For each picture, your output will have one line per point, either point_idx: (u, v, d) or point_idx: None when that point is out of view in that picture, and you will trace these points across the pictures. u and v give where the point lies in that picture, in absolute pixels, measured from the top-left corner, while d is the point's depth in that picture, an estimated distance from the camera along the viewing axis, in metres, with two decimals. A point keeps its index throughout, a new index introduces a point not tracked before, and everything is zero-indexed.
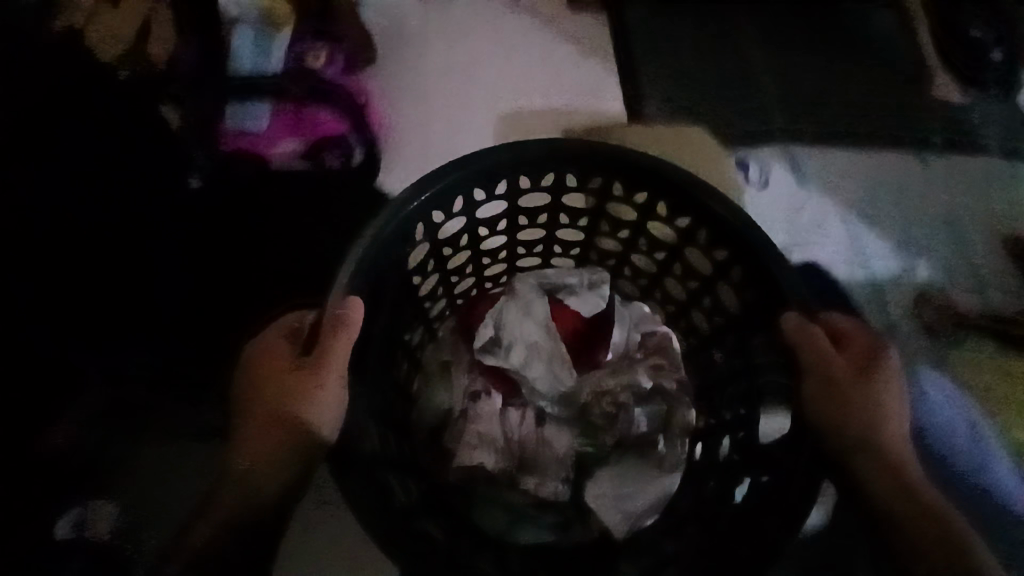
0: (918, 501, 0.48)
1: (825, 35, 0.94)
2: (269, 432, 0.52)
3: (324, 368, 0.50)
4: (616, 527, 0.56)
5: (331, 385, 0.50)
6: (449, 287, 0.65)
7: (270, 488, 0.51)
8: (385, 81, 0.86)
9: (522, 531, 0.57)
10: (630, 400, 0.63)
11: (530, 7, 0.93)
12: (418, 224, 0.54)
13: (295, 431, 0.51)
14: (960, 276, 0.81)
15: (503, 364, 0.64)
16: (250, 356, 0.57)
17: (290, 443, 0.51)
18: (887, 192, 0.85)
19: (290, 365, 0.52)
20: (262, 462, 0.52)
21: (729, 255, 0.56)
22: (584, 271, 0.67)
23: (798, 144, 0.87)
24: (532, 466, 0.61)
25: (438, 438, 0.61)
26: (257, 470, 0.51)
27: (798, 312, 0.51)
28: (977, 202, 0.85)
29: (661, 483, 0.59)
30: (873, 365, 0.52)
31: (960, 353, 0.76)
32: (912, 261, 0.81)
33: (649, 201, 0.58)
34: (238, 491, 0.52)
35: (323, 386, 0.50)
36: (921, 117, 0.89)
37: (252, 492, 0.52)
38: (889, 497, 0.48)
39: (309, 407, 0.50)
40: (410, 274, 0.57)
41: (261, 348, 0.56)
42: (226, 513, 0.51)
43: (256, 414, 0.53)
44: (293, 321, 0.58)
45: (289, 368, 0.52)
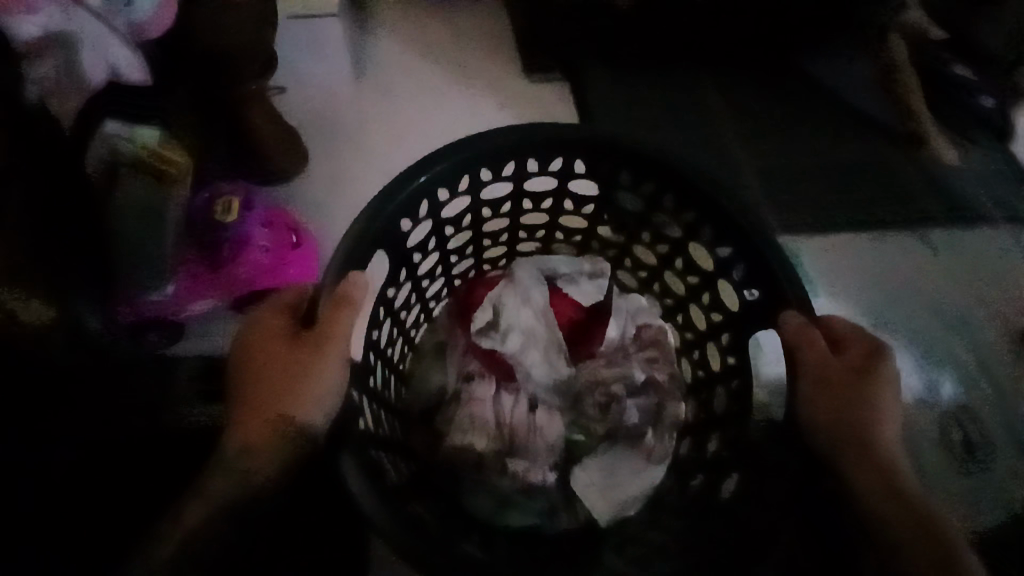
0: (910, 509, 0.47)
1: (809, 80, 0.96)
2: (264, 413, 0.46)
3: (325, 345, 0.46)
4: (602, 514, 0.59)
5: (332, 364, 0.46)
6: (448, 267, 0.67)
7: (268, 473, 0.45)
8: (311, 188, 0.83)
9: (510, 515, 0.59)
10: (622, 391, 0.65)
11: (465, 83, 0.92)
12: (425, 200, 0.55)
13: (294, 411, 0.46)
14: (977, 385, 0.78)
15: (499, 349, 0.64)
16: (241, 335, 0.50)
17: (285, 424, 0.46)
18: (897, 297, 0.83)
19: (293, 339, 0.47)
20: (256, 444, 0.45)
21: (732, 253, 0.57)
22: (586, 260, 0.70)
23: (799, 244, 0.85)
24: (521, 451, 0.61)
25: (431, 419, 0.63)
26: (251, 454, 0.45)
27: (799, 312, 0.52)
28: (983, 302, 0.84)
29: (647, 475, 0.62)
30: (873, 366, 0.51)
31: (986, 472, 0.73)
32: (931, 375, 0.79)
33: (656, 195, 0.59)
34: (231, 479, 0.45)
35: (324, 363, 0.46)
36: (912, 202, 0.88)
37: (249, 480, 0.45)
38: (882, 503, 0.47)
39: (308, 386, 0.45)
40: (409, 253, 0.59)
41: (253, 327, 0.49)
42: (214, 506, 0.44)
43: (248, 394, 0.47)
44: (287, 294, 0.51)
45: (287, 346, 0.47)
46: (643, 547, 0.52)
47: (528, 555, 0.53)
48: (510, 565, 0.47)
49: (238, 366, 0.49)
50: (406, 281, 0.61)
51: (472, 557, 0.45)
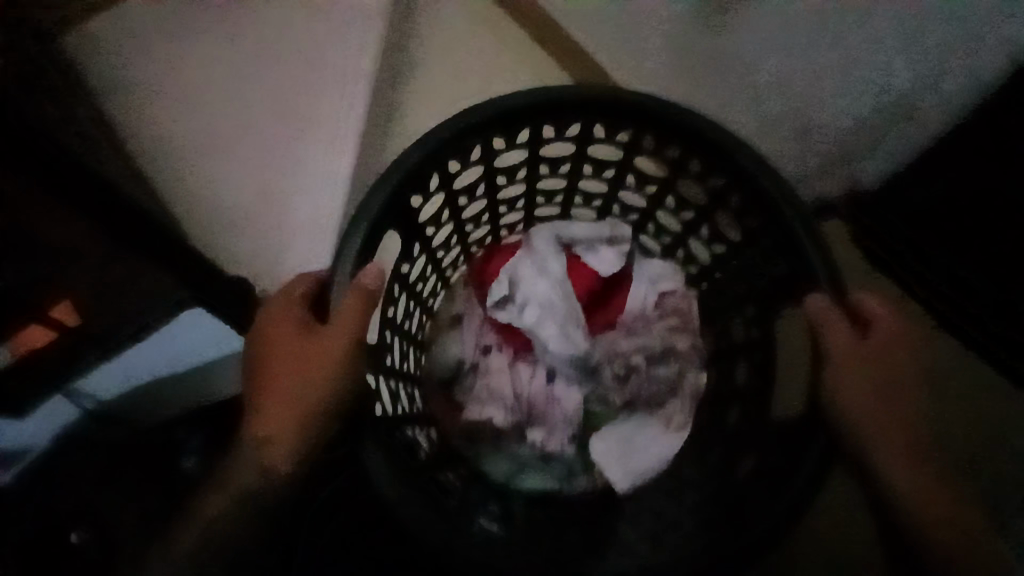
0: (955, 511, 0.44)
1: None
2: (274, 409, 0.46)
3: (330, 341, 0.45)
4: (619, 482, 0.61)
5: (333, 361, 0.45)
6: (465, 236, 0.65)
7: (284, 469, 0.46)
8: None
9: (524, 479, 0.62)
10: (642, 362, 0.65)
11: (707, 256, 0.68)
12: (437, 172, 0.54)
13: (303, 407, 0.46)
14: None
15: (517, 321, 0.64)
16: (251, 324, 0.49)
17: (300, 418, 0.46)
18: None
19: (309, 329, 0.46)
20: (270, 438, 0.46)
21: (760, 224, 0.54)
22: (607, 225, 0.68)
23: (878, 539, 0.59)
24: (540, 421, 0.63)
25: (451, 390, 0.64)
26: (266, 451, 0.46)
27: (828, 293, 0.48)
28: None
29: (667, 442, 0.63)
30: (897, 355, 0.48)
31: None
32: None
33: (681, 159, 0.57)
34: (249, 476, 0.46)
35: (328, 359, 0.45)
36: None
37: (262, 475, 0.46)
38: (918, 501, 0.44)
39: (313, 380, 0.45)
40: (423, 227, 0.58)
41: (263, 315, 0.48)
42: (241, 494, 0.46)
43: (259, 387, 0.47)
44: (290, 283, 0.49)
45: (295, 340, 0.47)
46: (657, 520, 0.55)
47: (546, 530, 0.54)
48: (528, 544, 0.48)
49: (251, 356, 0.48)
50: (421, 255, 0.61)
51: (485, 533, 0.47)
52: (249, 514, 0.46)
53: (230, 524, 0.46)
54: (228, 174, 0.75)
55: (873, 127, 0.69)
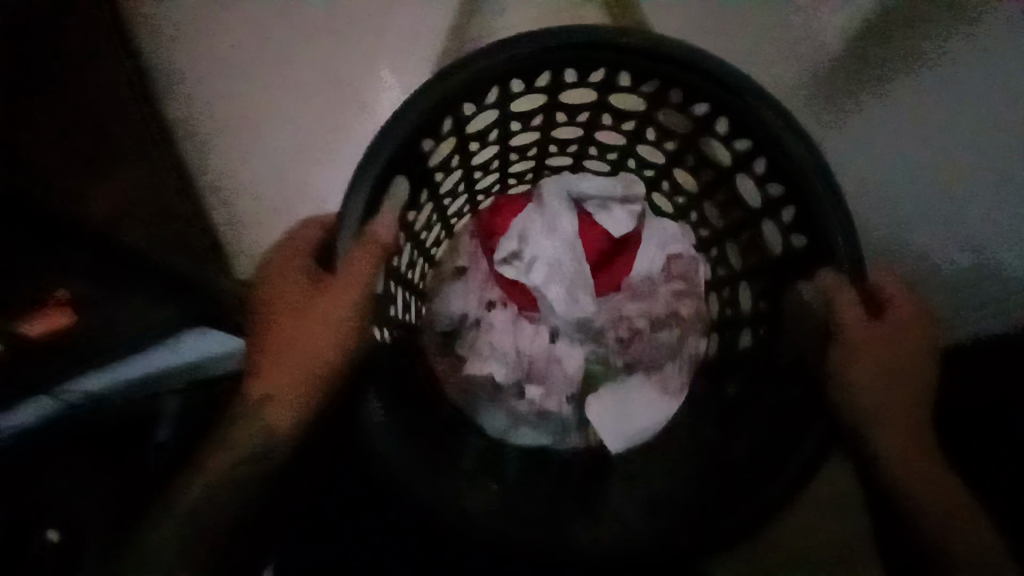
0: (937, 486, 0.46)
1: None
2: (289, 359, 0.48)
3: (337, 298, 0.45)
4: (613, 442, 0.61)
5: (340, 317, 0.46)
6: (471, 184, 0.61)
7: (290, 422, 0.48)
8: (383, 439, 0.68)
9: (522, 431, 0.61)
10: (647, 326, 0.65)
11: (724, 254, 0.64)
12: (449, 116, 0.49)
13: (316, 360, 0.48)
14: None
15: (523, 279, 0.63)
16: (262, 277, 0.50)
17: (311, 371, 0.48)
18: None
19: (313, 283, 0.46)
20: (281, 389, 0.48)
21: (783, 194, 0.51)
22: (621, 182, 0.65)
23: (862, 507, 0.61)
24: (539, 378, 0.63)
25: (451, 343, 0.63)
26: (278, 402, 0.48)
27: (843, 270, 0.46)
28: None
29: (663, 405, 0.63)
30: (905, 331, 0.49)
31: None
32: None
33: (708, 118, 0.53)
34: (260, 428, 0.48)
35: (336, 315, 0.46)
36: None
37: (272, 426, 0.48)
38: (897, 469, 0.47)
39: (325, 335, 0.47)
40: (429, 173, 0.54)
41: (273, 267, 0.49)
42: (245, 446, 0.48)
43: (272, 338, 0.49)
44: (299, 236, 0.49)
45: (304, 295, 0.47)
46: (649, 484, 0.55)
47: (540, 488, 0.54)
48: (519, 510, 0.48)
49: (262, 306, 0.50)
50: (427, 203, 0.57)
51: (475, 495, 0.46)
52: (251, 472, 0.48)
53: (230, 480, 0.47)
54: (260, 99, 0.73)
55: (881, 205, 0.68)
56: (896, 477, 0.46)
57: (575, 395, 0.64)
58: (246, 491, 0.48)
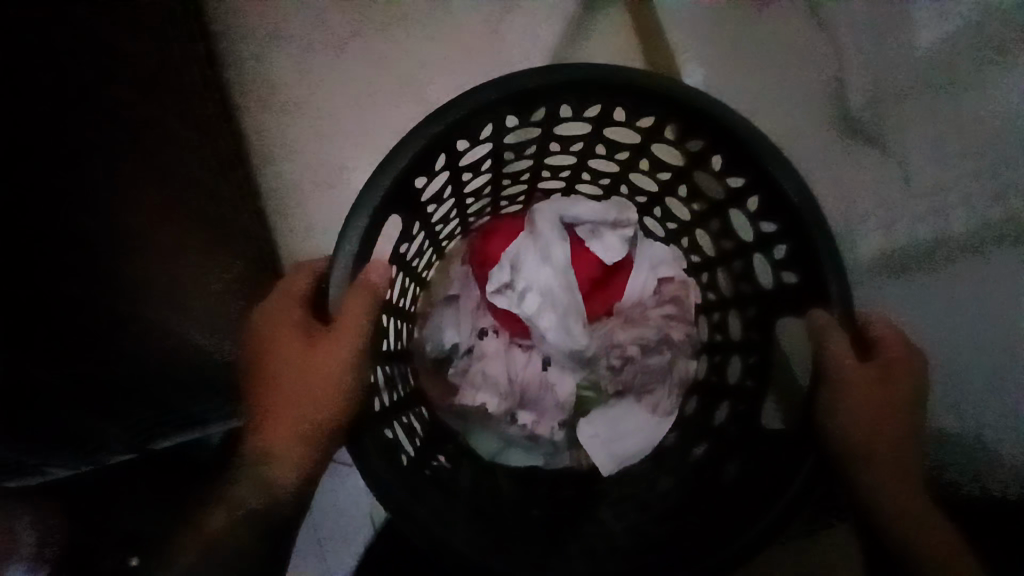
0: (931, 528, 0.47)
1: None
2: (283, 414, 0.47)
3: (334, 346, 0.45)
4: (604, 466, 0.63)
5: (336, 367, 0.45)
6: (463, 210, 0.62)
7: (289, 478, 0.48)
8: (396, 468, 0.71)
9: (513, 455, 0.63)
10: (639, 352, 0.64)
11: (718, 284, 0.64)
12: (443, 152, 0.49)
13: (309, 413, 0.46)
14: None
15: (516, 308, 0.62)
16: (253, 328, 0.49)
17: (304, 424, 0.47)
18: None
19: (312, 330, 0.46)
20: (277, 445, 0.47)
21: (776, 230, 0.52)
22: (613, 207, 0.64)
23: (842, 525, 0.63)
24: (531, 404, 0.64)
25: (444, 368, 0.64)
26: (274, 459, 0.47)
27: (838, 311, 0.48)
28: None
29: (653, 428, 0.64)
30: (897, 372, 0.49)
31: None
32: None
33: (703, 153, 0.53)
34: (258, 487, 0.47)
35: (331, 364, 0.45)
36: None
37: (270, 483, 0.47)
38: (895, 512, 0.47)
39: (320, 387, 0.46)
40: (424, 205, 0.54)
41: (266, 317, 0.48)
42: (244, 508, 0.47)
43: (266, 393, 0.48)
44: (288, 283, 0.48)
45: (298, 345, 0.46)
46: (640, 510, 0.56)
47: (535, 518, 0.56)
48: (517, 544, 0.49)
49: (253, 357, 0.49)
50: (419, 232, 0.57)
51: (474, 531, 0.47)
52: (250, 533, 0.47)
53: (227, 541, 0.47)
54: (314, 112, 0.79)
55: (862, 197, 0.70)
56: (893, 521, 0.47)
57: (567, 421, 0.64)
58: (252, 548, 0.47)
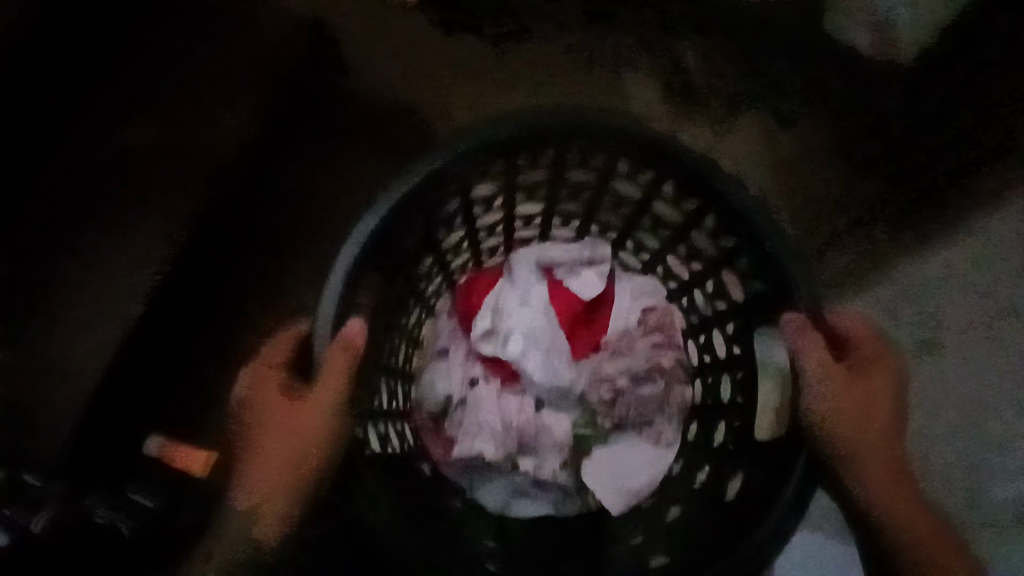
0: (925, 525, 0.47)
1: None
2: (272, 473, 0.49)
3: (321, 402, 0.48)
4: (612, 504, 0.62)
5: (325, 421, 0.48)
6: (444, 265, 0.65)
7: (278, 532, 0.49)
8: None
9: (519, 504, 0.62)
10: (627, 383, 0.65)
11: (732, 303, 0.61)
12: (412, 213, 0.53)
13: (301, 470, 0.49)
14: None
15: (502, 354, 0.65)
16: (242, 391, 0.51)
17: (295, 482, 0.49)
18: None
19: (299, 389, 0.49)
20: (267, 504, 0.49)
21: (735, 244, 0.54)
22: (586, 246, 0.68)
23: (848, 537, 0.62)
24: (529, 448, 0.63)
25: (440, 423, 0.64)
26: (262, 516, 0.49)
27: (805, 313, 0.49)
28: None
29: (657, 459, 0.64)
30: (867, 369, 0.50)
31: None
32: None
33: (654, 183, 0.57)
34: (246, 543, 0.49)
35: (319, 420, 0.48)
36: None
37: (258, 538, 0.49)
38: (888, 513, 0.47)
39: (311, 444, 0.48)
40: (401, 264, 0.57)
41: (251, 381, 0.50)
42: (232, 562, 0.48)
43: (258, 453, 0.50)
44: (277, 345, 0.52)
45: (287, 406, 0.49)
46: (648, 543, 0.55)
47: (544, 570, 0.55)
48: None
49: (245, 423, 0.51)
50: (402, 290, 0.60)
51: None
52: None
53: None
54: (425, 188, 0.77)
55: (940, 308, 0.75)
56: (887, 524, 0.47)
57: (570, 462, 0.64)
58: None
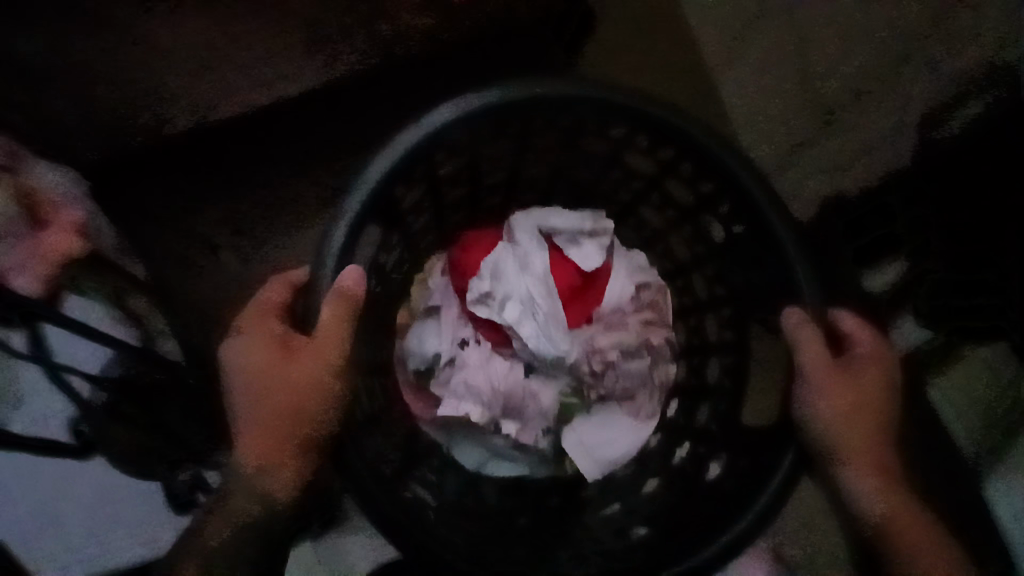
0: (912, 515, 0.48)
1: None
2: (274, 430, 0.47)
3: (325, 355, 0.46)
4: (589, 472, 0.63)
5: (327, 374, 0.46)
6: (440, 221, 0.64)
7: (285, 489, 0.47)
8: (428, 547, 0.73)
9: (499, 465, 0.63)
10: (617, 357, 0.65)
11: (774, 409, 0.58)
12: (420, 165, 0.50)
13: (303, 427, 0.47)
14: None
15: (496, 318, 0.62)
16: (232, 343, 0.48)
17: (297, 440, 0.47)
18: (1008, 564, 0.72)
19: (294, 341, 0.47)
20: (272, 460, 0.47)
21: (745, 233, 0.53)
22: (587, 216, 0.66)
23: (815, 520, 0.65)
24: (515, 414, 0.63)
25: (425, 382, 0.64)
26: (268, 472, 0.47)
27: (813, 307, 0.49)
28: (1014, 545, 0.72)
29: (638, 432, 0.65)
30: (873, 370, 0.51)
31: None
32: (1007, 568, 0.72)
33: (672, 160, 0.55)
34: (256, 500, 0.47)
35: (322, 373, 0.46)
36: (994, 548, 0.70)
37: (267, 494, 0.47)
38: (884, 509, 0.48)
39: (315, 398, 0.46)
40: (400, 216, 0.55)
41: (244, 333, 0.48)
42: (242, 518, 0.46)
43: (255, 409, 0.47)
44: (270, 298, 0.48)
45: (285, 361, 0.47)
46: (625, 516, 0.57)
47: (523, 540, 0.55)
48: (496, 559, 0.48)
49: (234, 376, 0.48)
50: (398, 242, 0.58)
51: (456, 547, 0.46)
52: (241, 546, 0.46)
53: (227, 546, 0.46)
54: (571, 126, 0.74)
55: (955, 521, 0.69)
56: (883, 521, 0.48)
57: (553, 428, 0.64)
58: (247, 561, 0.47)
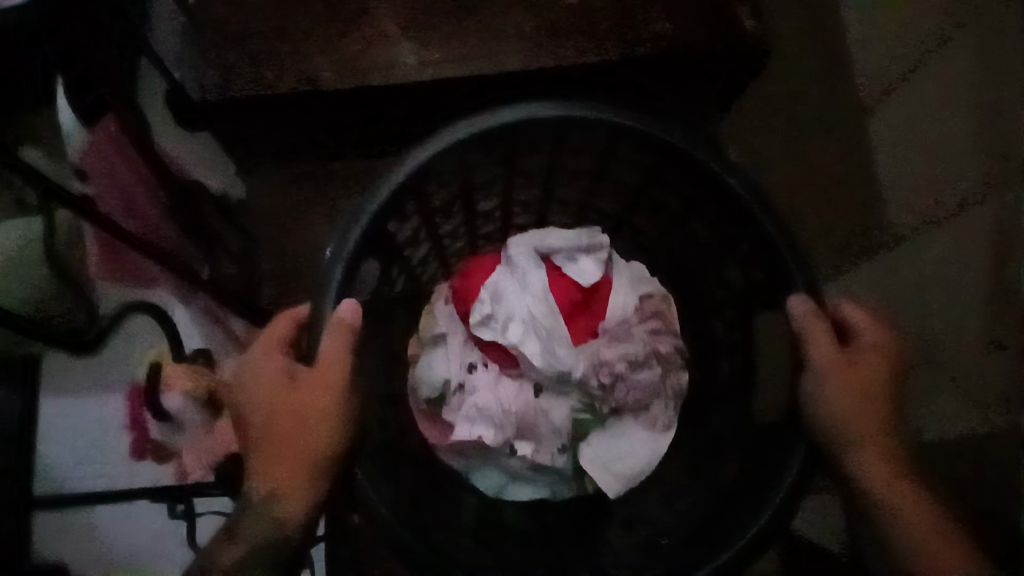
0: (924, 505, 0.48)
1: None
2: (283, 455, 0.49)
3: (326, 383, 0.48)
4: (609, 488, 0.62)
5: (330, 402, 0.48)
6: (440, 250, 0.66)
7: (296, 518, 0.48)
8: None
9: (518, 489, 0.63)
10: (625, 369, 0.63)
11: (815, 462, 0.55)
12: (412, 198, 0.52)
13: (310, 453, 0.48)
14: None
15: (500, 339, 0.64)
16: (244, 375, 0.51)
17: (304, 465, 0.48)
18: None
19: (299, 372, 0.49)
20: (283, 488, 0.48)
21: (737, 232, 0.54)
22: (583, 232, 0.67)
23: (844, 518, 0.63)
24: (529, 434, 0.63)
25: (438, 407, 0.65)
26: (280, 500, 0.48)
27: (811, 298, 0.49)
28: None
29: (654, 443, 0.64)
30: (880, 361, 0.50)
31: None
32: None
33: (655, 167, 0.56)
34: (267, 530, 0.47)
35: (325, 401, 0.48)
36: None
37: (275, 524, 0.48)
38: (896, 502, 0.48)
39: (319, 425, 0.48)
40: (399, 249, 0.57)
41: (252, 367, 0.50)
42: (251, 549, 0.47)
43: (266, 436, 0.49)
44: (275, 333, 0.51)
45: (290, 390, 0.49)
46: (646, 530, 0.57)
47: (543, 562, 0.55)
48: None
49: (245, 406, 0.50)
50: (400, 273, 0.61)
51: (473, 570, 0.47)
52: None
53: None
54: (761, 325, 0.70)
55: None
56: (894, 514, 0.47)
57: (570, 446, 0.64)
58: None
